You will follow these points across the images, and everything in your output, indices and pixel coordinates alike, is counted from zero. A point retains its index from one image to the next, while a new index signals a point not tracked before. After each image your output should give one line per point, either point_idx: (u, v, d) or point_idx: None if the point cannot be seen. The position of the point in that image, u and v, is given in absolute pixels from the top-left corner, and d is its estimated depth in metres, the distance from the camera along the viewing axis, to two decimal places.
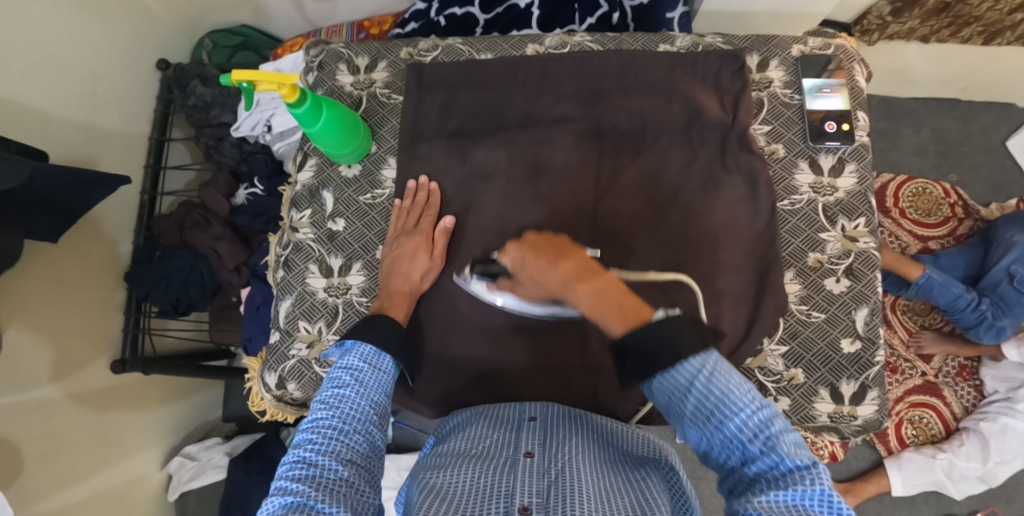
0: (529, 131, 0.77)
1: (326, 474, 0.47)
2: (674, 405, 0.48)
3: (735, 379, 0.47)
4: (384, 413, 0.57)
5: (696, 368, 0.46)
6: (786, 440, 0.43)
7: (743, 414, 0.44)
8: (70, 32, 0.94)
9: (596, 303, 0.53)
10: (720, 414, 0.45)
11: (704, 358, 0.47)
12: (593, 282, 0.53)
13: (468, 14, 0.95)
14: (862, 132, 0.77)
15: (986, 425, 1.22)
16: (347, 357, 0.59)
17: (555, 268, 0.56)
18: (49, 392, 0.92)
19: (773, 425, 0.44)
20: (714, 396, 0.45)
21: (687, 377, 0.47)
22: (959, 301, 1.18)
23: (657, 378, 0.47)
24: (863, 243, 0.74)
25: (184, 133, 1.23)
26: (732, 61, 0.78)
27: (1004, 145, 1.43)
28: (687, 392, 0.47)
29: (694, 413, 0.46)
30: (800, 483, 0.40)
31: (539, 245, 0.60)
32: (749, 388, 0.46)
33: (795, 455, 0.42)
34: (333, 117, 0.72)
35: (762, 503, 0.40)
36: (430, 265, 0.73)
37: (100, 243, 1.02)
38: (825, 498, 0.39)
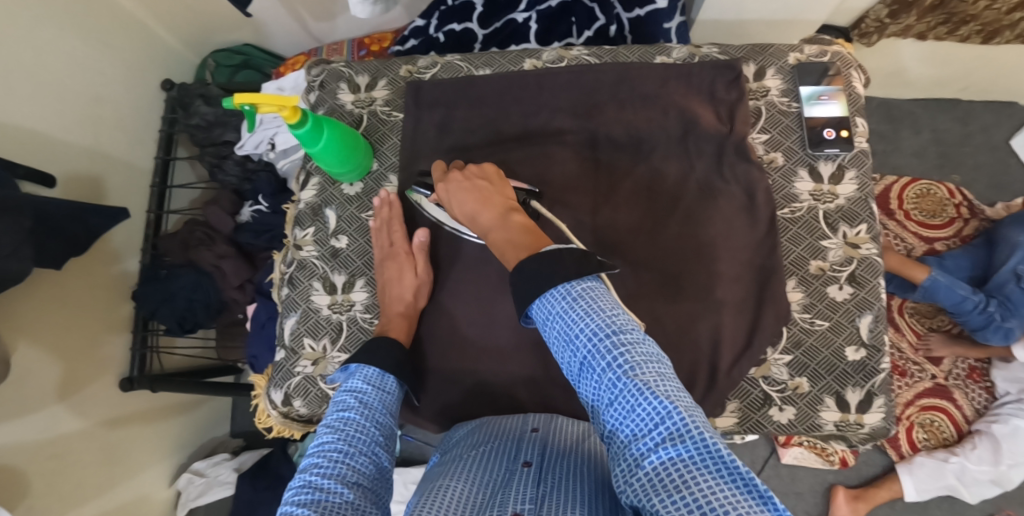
0: (526, 146, 0.78)
1: (333, 498, 0.47)
2: (547, 337, 0.47)
3: (603, 305, 0.46)
4: (389, 433, 0.57)
5: (564, 299, 0.45)
6: (643, 377, 0.42)
7: (606, 354, 0.44)
8: (76, 58, 0.96)
9: (502, 246, 0.55)
10: (583, 348, 0.45)
11: (573, 289, 0.46)
12: (508, 224, 0.57)
13: (466, 30, 0.96)
14: (860, 138, 0.77)
15: (997, 427, 1.21)
16: (351, 380, 0.60)
17: (477, 209, 0.60)
18: (58, 413, 0.93)
19: (638, 359, 0.43)
20: (578, 327, 0.45)
21: (555, 310, 0.46)
22: (964, 303, 1.18)
23: (534, 305, 0.47)
24: (865, 249, 0.74)
25: (188, 153, 1.25)
26: (727, 71, 0.78)
27: (1007, 145, 1.42)
28: (554, 324, 0.46)
29: (561, 345, 0.46)
30: (670, 439, 0.40)
31: (464, 185, 0.64)
32: (612, 319, 0.45)
33: (650, 392, 0.41)
34: (334, 137, 0.72)
35: (639, 474, 0.40)
36: (420, 282, 0.74)
37: (106, 263, 1.04)
38: (686, 448, 0.39)
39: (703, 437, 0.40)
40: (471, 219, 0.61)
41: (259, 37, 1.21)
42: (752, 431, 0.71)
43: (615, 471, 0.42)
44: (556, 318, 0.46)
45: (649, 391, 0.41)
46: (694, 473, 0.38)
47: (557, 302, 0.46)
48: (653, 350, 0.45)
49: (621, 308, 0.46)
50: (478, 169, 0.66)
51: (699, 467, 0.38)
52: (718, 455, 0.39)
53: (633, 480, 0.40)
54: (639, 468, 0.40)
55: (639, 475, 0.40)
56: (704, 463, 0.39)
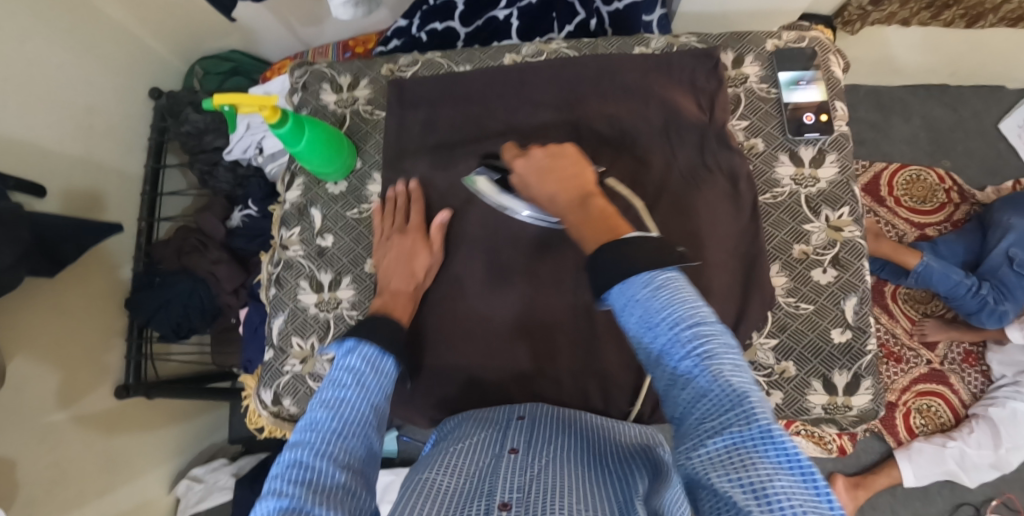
0: (509, 140, 0.79)
1: (322, 479, 0.47)
2: (624, 323, 0.46)
3: (684, 294, 0.44)
4: (383, 415, 0.57)
5: (647, 281, 0.44)
6: (722, 366, 0.40)
7: (682, 339, 0.42)
8: (64, 68, 0.97)
9: (578, 224, 0.54)
10: (661, 331, 0.43)
11: (656, 274, 0.44)
12: (589, 204, 0.55)
13: (448, 28, 0.97)
14: (840, 122, 0.78)
15: (995, 410, 1.21)
16: (347, 357, 0.59)
17: (559, 191, 0.59)
18: (54, 422, 0.93)
19: (715, 347, 0.41)
20: (658, 314, 0.43)
21: (636, 292, 0.44)
22: (957, 288, 1.18)
23: (612, 288, 0.45)
24: (848, 232, 0.74)
25: (178, 160, 1.25)
26: (706, 60, 0.79)
27: (996, 129, 1.43)
28: (633, 306, 0.44)
29: (638, 328, 0.45)
30: (735, 425, 0.38)
31: (542, 164, 0.63)
32: (696, 306, 0.43)
33: (728, 382, 0.40)
34: (316, 136, 0.73)
35: (700, 455, 0.39)
36: (430, 262, 0.74)
37: (100, 271, 1.04)
38: (761, 437, 0.37)
39: (782, 430, 0.37)
40: (551, 199, 0.60)
41: (247, 42, 1.22)
42: None
43: (678, 451, 0.41)
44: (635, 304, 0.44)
45: (720, 380, 0.40)
46: (757, 460, 0.37)
47: (637, 288, 0.44)
48: (731, 341, 0.42)
49: (704, 299, 0.44)
50: (558, 147, 0.64)
51: (764, 457, 0.37)
52: (788, 448, 0.37)
53: (695, 460, 0.39)
54: (701, 449, 0.39)
55: (701, 455, 0.39)
56: (771, 453, 0.37)
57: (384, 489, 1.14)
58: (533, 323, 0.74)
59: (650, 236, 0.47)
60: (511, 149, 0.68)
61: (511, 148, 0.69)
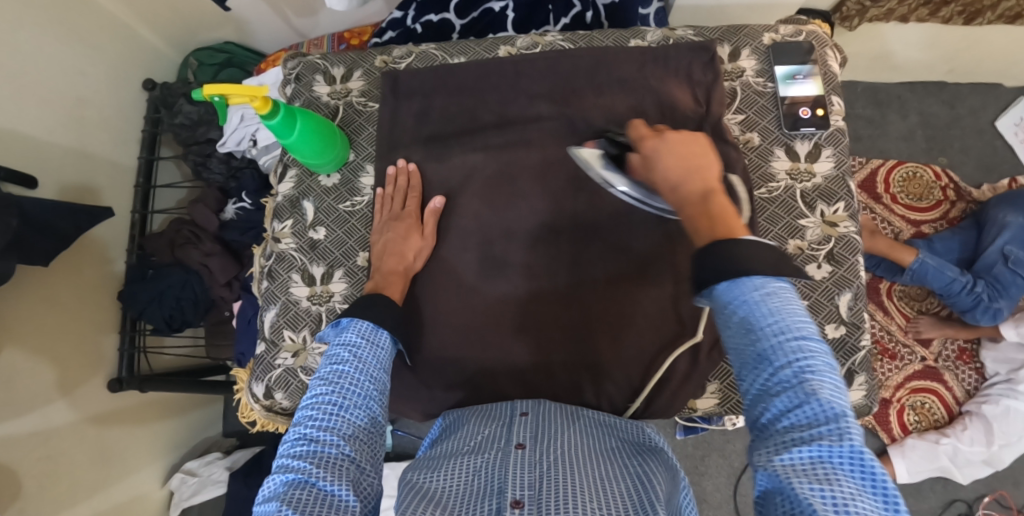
0: (504, 133, 0.78)
1: (328, 450, 0.48)
2: (727, 321, 0.46)
3: (792, 307, 0.45)
4: (384, 386, 0.57)
5: (758, 285, 0.45)
6: (822, 381, 0.40)
7: (783, 346, 0.43)
8: (55, 57, 0.95)
9: (692, 216, 0.52)
10: (762, 334, 0.44)
11: (769, 281, 0.45)
12: (711, 200, 0.52)
13: (444, 20, 0.96)
14: (837, 117, 0.77)
15: (988, 408, 1.21)
16: (344, 333, 0.59)
17: (682, 178, 0.55)
18: (46, 414, 0.92)
19: (816, 363, 0.42)
20: (766, 318, 0.44)
21: (744, 293, 0.45)
22: (952, 285, 1.18)
23: (720, 284, 0.46)
24: (843, 227, 0.74)
25: (172, 152, 1.24)
26: (703, 53, 0.78)
27: (993, 126, 1.42)
28: (738, 306, 0.45)
29: (737, 327, 0.45)
30: (826, 438, 0.38)
31: (671, 146, 0.58)
32: (803, 321, 0.44)
33: (826, 398, 0.40)
34: (308, 128, 0.72)
35: (783, 459, 0.39)
36: (425, 247, 0.74)
37: (93, 263, 1.03)
38: (850, 456, 0.37)
39: (871, 455, 0.37)
40: (670, 187, 0.56)
41: (241, 34, 1.20)
42: (733, 411, 0.74)
43: (755, 453, 0.41)
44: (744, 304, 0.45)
45: (819, 393, 0.40)
46: (841, 477, 0.37)
47: (749, 290, 0.45)
48: (832, 364, 0.43)
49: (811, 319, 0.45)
50: (691, 134, 0.59)
51: (848, 475, 0.37)
52: (874, 472, 0.37)
53: (775, 463, 0.39)
54: (785, 455, 0.39)
55: (784, 460, 0.39)
56: (856, 473, 0.37)
57: None
58: (527, 316, 0.74)
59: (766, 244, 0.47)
60: (640, 128, 0.63)
61: (641, 126, 0.64)
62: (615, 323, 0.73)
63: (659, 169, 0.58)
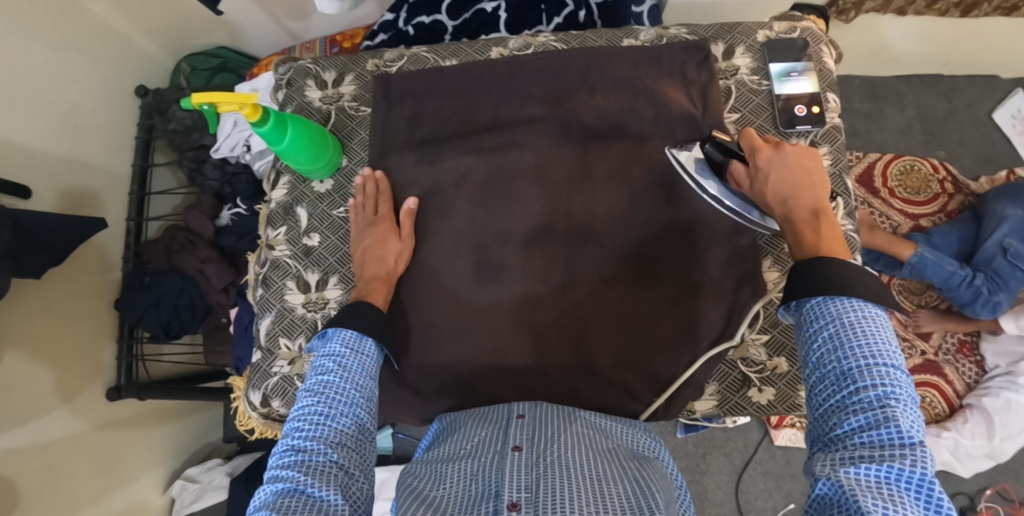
0: (497, 136, 0.77)
1: (316, 458, 0.48)
2: (815, 335, 0.48)
3: (886, 338, 0.46)
4: (371, 394, 0.57)
5: (855, 307, 0.47)
6: (903, 410, 0.41)
7: (870, 368, 0.43)
8: (47, 66, 0.95)
9: (796, 226, 0.55)
10: (850, 352, 0.45)
11: (865, 308, 0.47)
12: (820, 220, 0.54)
13: (436, 22, 0.95)
14: (832, 114, 0.77)
15: (989, 401, 1.21)
16: (328, 344, 0.59)
17: (791, 192, 0.56)
18: (45, 424, 0.92)
19: (900, 392, 0.42)
20: (858, 338, 0.45)
21: (837, 312, 0.47)
22: (951, 278, 1.17)
23: (816, 299, 0.48)
24: (840, 226, 0.73)
25: (167, 159, 1.23)
26: (696, 52, 0.78)
27: (990, 118, 1.42)
28: (830, 322, 0.47)
29: (825, 341, 0.47)
30: (898, 460, 0.39)
31: (789, 160, 0.58)
32: (895, 353, 0.45)
33: (905, 425, 0.40)
34: (299, 134, 0.71)
35: (849, 472, 0.39)
36: (406, 249, 0.75)
37: (89, 272, 1.03)
38: (918, 484, 0.38)
39: (941, 490, 0.38)
40: (780, 198, 0.57)
41: (233, 38, 1.20)
42: (734, 413, 0.73)
43: (819, 462, 0.42)
44: (836, 322, 0.47)
45: (898, 418, 0.40)
46: (904, 500, 0.37)
47: (847, 311, 0.47)
48: (915, 401, 0.43)
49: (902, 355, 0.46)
50: (805, 149, 0.59)
51: (912, 503, 0.37)
52: (938, 505, 0.37)
53: (840, 474, 0.40)
54: (852, 468, 0.39)
55: (849, 473, 0.39)
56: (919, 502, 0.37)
57: (379, 486, 1.14)
58: (523, 320, 0.73)
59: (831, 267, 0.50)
60: (753, 137, 0.61)
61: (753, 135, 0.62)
62: (612, 326, 0.72)
63: (770, 180, 0.58)
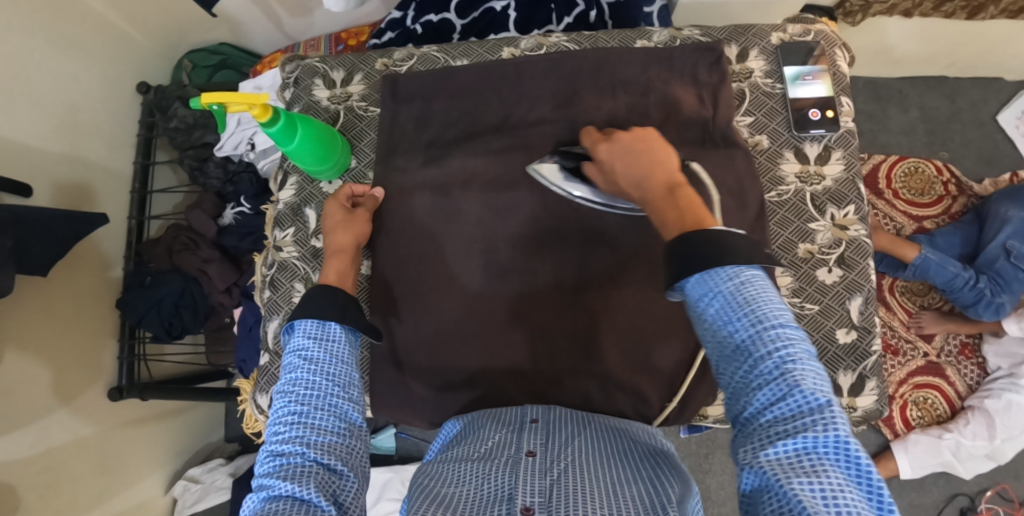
0: (506, 137, 0.77)
1: (295, 460, 0.48)
2: (698, 316, 0.43)
3: (769, 295, 0.41)
4: (349, 379, 0.55)
5: (733, 272, 0.41)
6: (803, 369, 0.38)
7: (760, 334, 0.39)
8: (47, 64, 0.93)
9: (660, 211, 0.49)
10: (740, 324, 0.40)
11: (742, 268, 0.42)
12: (676, 193, 0.49)
13: (444, 20, 0.94)
14: (846, 118, 0.77)
15: (990, 402, 1.21)
16: (293, 338, 0.57)
17: (644, 174, 0.53)
18: (48, 424, 0.91)
19: (796, 350, 0.39)
20: (741, 309, 0.40)
21: (719, 281, 0.41)
22: (955, 280, 1.17)
23: (694, 276, 0.42)
24: (853, 231, 0.73)
25: (168, 156, 1.21)
26: (709, 53, 0.77)
27: (994, 120, 1.42)
28: (714, 294, 0.41)
29: (713, 316, 0.42)
30: (812, 430, 0.36)
31: (628, 147, 0.57)
32: (780, 306, 0.41)
33: (809, 387, 0.37)
34: (309, 135, 0.70)
35: (768, 455, 0.36)
36: (366, 231, 0.74)
37: (89, 272, 1.01)
38: (835, 446, 0.35)
39: (857, 444, 0.36)
40: (635, 185, 0.54)
41: (236, 35, 1.18)
42: None
43: (741, 451, 0.39)
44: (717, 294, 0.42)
45: (802, 382, 0.37)
46: (828, 467, 0.35)
47: (721, 281, 0.41)
48: (810, 349, 0.40)
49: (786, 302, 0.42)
50: (643, 132, 0.59)
51: (835, 466, 0.35)
52: (859, 461, 0.35)
53: (760, 460, 0.37)
54: (770, 450, 0.36)
55: (769, 457, 0.36)
56: (842, 464, 0.35)
57: (382, 487, 1.13)
58: (533, 322, 0.73)
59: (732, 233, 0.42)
60: (593, 134, 0.65)
61: (593, 135, 0.66)
62: (622, 330, 0.72)
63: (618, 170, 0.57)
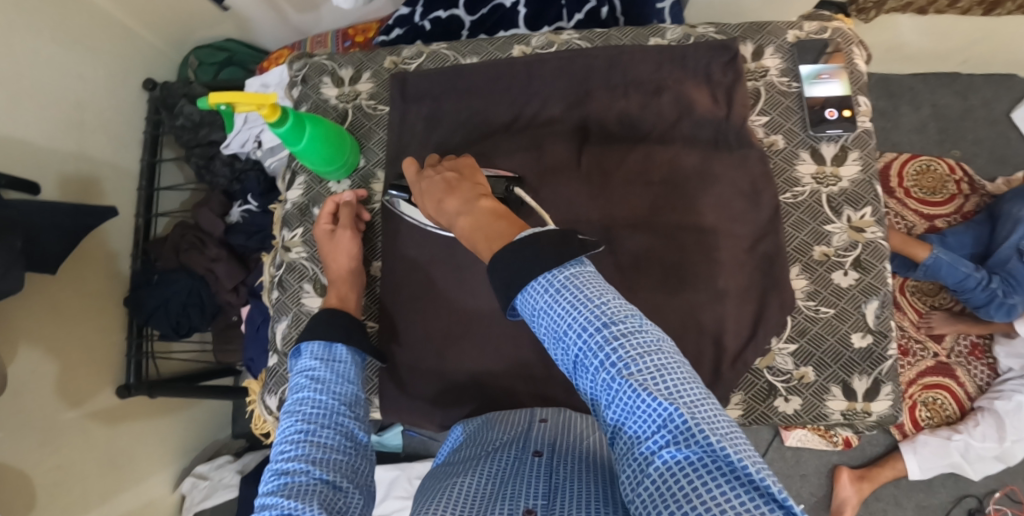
0: (516, 136, 0.75)
1: (300, 478, 0.47)
2: (535, 333, 0.42)
3: (590, 292, 0.40)
4: (355, 399, 0.56)
5: (543, 288, 0.40)
6: (639, 371, 0.36)
7: (590, 344, 0.38)
8: (54, 60, 0.92)
9: (471, 234, 0.49)
10: (571, 338, 0.39)
11: (554, 276, 0.40)
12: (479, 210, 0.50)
13: (452, 17, 0.93)
14: (863, 117, 0.76)
15: (1000, 403, 1.19)
16: (301, 361, 0.58)
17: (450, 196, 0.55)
18: (60, 422, 0.91)
19: (631, 351, 0.37)
20: (564, 323, 0.39)
21: (536, 300, 0.40)
22: (966, 281, 1.16)
23: (516, 300, 0.42)
24: (870, 233, 0.72)
25: (175, 154, 1.21)
26: (723, 52, 0.76)
27: (1008, 118, 1.39)
28: (539, 314, 0.40)
29: (546, 335, 0.41)
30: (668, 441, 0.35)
31: (435, 179, 0.60)
32: (603, 304, 0.39)
33: (649, 391, 0.36)
34: (317, 134, 0.70)
35: (640, 479, 0.36)
36: (356, 247, 0.74)
37: (99, 268, 1.01)
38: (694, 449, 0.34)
39: (714, 437, 0.34)
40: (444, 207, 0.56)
41: (242, 31, 1.16)
42: (759, 422, 0.71)
43: (620, 470, 0.38)
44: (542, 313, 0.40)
45: (642, 388, 0.36)
46: (696, 475, 0.34)
47: (539, 296, 0.40)
48: (649, 338, 0.39)
49: (609, 292, 0.40)
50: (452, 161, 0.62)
51: (702, 470, 0.34)
52: (722, 456, 0.34)
53: (636, 486, 0.36)
54: (641, 473, 0.36)
55: (641, 482, 0.36)
56: (706, 465, 0.34)
57: (388, 485, 1.13)
58: None
59: (546, 229, 0.42)
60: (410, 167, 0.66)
61: (410, 165, 0.67)
62: None
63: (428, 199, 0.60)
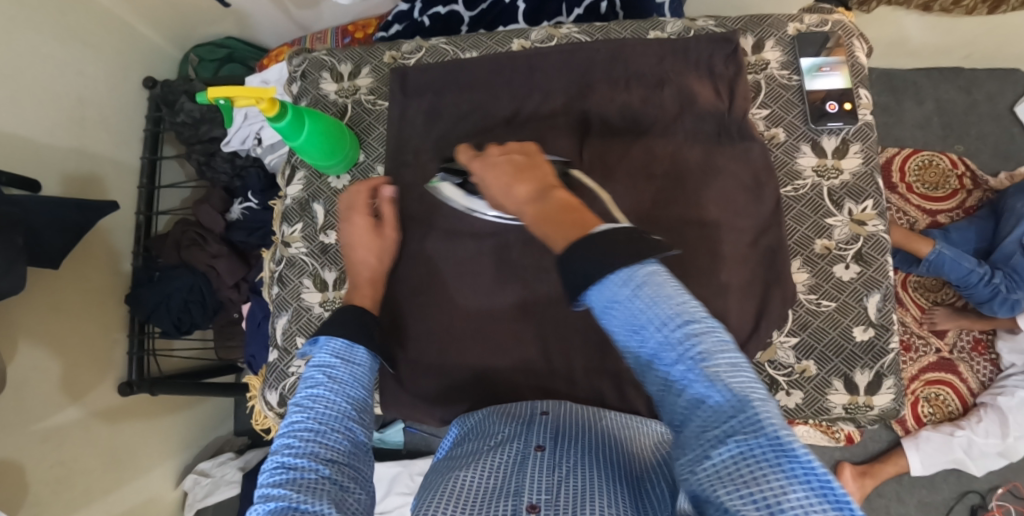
0: (517, 131, 0.75)
1: (308, 475, 0.47)
2: (606, 323, 0.41)
3: (670, 290, 0.39)
4: (365, 405, 0.56)
5: (624, 280, 0.39)
6: (717, 365, 0.36)
7: (667, 336, 0.38)
8: (54, 58, 0.92)
9: (541, 222, 0.48)
10: (649, 329, 0.38)
11: (636, 269, 0.39)
12: (549, 198, 0.50)
13: (452, 12, 0.93)
14: (864, 110, 0.75)
15: (1004, 399, 1.19)
16: (319, 354, 0.58)
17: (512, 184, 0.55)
18: (61, 418, 0.91)
19: (708, 345, 0.37)
20: (645, 315, 0.38)
21: (615, 291, 0.39)
22: (969, 276, 1.16)
23: (591, 291, 0.40)
24: (871, 226, 0.72)
25: (176, 151, 1.21)
26: (724, 45, 0.75)
27: (1011, 112, 1.39)
28: (617, 304, 0.39)
29: (620, 325, 0.40)
30: (741, 432, 0.34)
31: (499, 160, 0.59)
32: (684, 300, 0.39)
33: (724, 385, 0.36)
34: (316, 129, 0.70)
35: (705, 466, 0.35)
36: (388, 249, 0.73)
37: (100, 265, 1.01)
38: (769, 443, 0.34)
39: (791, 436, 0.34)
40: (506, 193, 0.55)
41: (242, 28, 1.16)
42: None
43: (678, 461, 0.38)
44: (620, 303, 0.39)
45: (718, 380, 0.36)
46: (769, 470, 0.33)
47: (618, 288, 0.39)
48: (726, 337, 0.38)
49: (688, 291, 0.40)
50: (514, 147, 0.61)
51: (776, 465, 0.33)
52: (797, 454, 0.33)
53: (699, 472, 0.35)
54: (705, 460, 0.35)
55: (706, 468, 0.35)
56: (782, 461, 0.33)
57: (389, 482, 1.13)
58: (545, 319, 0.72)
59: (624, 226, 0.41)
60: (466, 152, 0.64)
61: (466, 150, 0.65)
62: None
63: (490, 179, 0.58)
